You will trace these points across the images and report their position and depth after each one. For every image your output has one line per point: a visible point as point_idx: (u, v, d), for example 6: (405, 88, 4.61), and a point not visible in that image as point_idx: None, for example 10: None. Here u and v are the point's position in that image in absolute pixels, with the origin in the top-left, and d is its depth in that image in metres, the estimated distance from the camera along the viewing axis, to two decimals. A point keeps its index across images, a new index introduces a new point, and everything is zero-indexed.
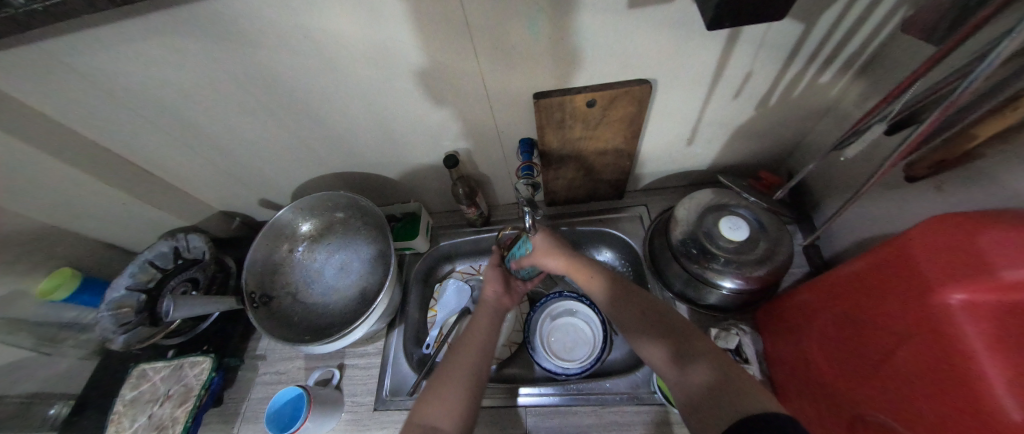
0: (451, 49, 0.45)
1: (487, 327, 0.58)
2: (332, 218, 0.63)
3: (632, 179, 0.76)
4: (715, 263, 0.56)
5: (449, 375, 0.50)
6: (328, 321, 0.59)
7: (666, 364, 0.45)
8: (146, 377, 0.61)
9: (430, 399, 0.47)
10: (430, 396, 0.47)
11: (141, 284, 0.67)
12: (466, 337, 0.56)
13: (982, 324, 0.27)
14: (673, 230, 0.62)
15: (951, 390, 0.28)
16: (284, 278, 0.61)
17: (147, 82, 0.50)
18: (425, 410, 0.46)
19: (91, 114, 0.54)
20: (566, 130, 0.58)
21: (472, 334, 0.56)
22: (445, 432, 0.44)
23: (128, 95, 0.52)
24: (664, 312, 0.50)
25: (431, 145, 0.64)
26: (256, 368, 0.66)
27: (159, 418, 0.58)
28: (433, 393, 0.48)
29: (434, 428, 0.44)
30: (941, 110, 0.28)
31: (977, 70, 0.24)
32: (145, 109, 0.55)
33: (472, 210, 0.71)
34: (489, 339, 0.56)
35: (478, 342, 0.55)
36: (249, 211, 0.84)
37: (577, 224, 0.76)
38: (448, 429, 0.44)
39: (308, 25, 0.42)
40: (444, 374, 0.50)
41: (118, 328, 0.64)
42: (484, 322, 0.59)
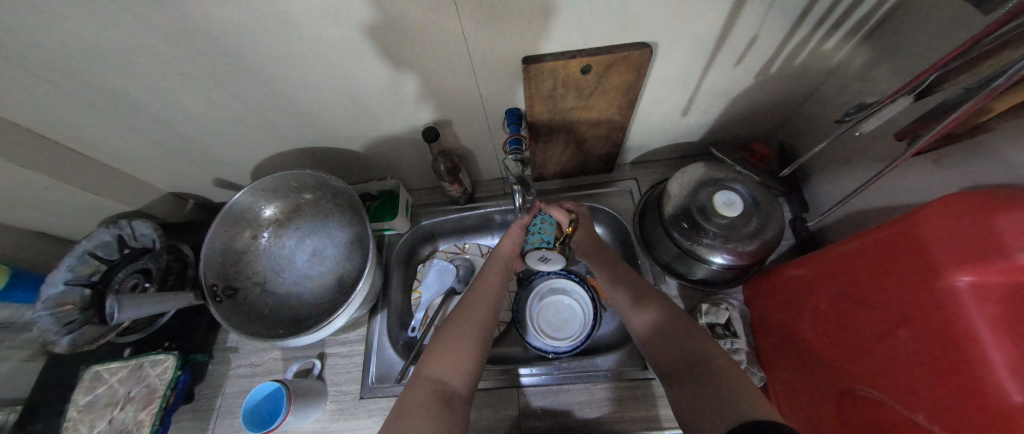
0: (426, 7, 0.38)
1: (496, 284, 0.59)
2: (299, 200, 0.57)
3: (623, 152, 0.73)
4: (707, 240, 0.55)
5: (457, 334, 0.50)
6: (304, 311, 0.54)
7: (635, 322, 0.51)
8: (102, 379, 0.56)
9: (438, 355, 0.47)
10: (438, 352, 0.48)
11: (82, 278, 0.59)
12: (469, 301, 0.56)
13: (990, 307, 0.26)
14: (665, 205, 0.60)
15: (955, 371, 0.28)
16: (249, 267, 0.55)
17: (42, 41, 0.40)
18: (435, 364, 0.46)
19: None
20: (557, 100, 0.53)
21: (478, 299, 0.56)
22: (455, 389, 0.44)
23: (22, 58, 0.42)
24: (630, 278, 0.56)
25: (408, 117, 0.57)
26: (228, 361, 0.62)
27: (121, 422, 0.53)
28: (441, 350, 0.48)
29: (442, 383, 0.44)
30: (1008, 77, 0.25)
31: None
32: (47, 76, 0.45)
33: (455, 187, 0.66)
34: (493, 304, 0.56)
35: (484, 308, 0.55)
36: (204, 193, 0.75)
37: (567, 200, 0.73)
38: (457, 386, 0.44)
39: None
40: (450, 333, 0.50)
41: (62, 328, 0.57)
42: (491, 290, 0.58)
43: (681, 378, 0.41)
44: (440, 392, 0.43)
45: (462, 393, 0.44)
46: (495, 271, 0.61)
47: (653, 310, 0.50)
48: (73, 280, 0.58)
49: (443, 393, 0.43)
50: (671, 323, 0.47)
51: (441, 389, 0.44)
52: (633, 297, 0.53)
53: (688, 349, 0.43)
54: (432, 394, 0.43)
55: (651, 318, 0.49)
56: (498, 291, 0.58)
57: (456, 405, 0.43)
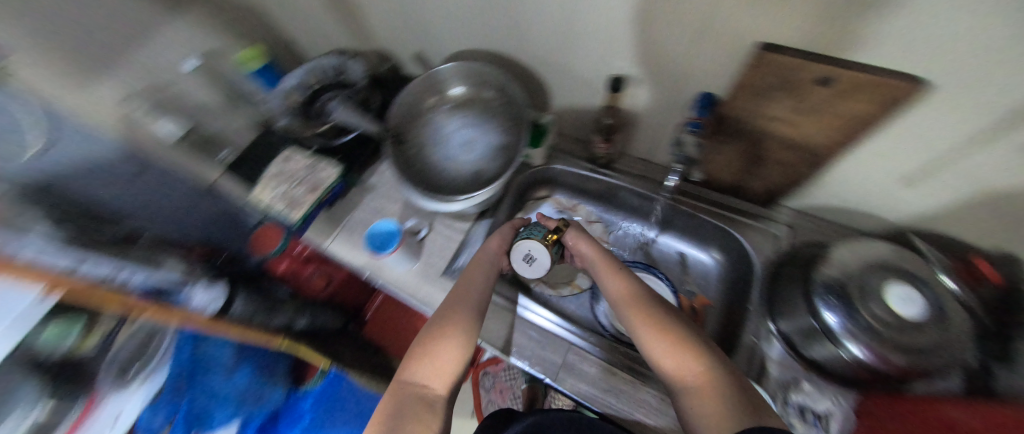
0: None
1: (480, 280, 0.57)
2: (477, 94, 0.64)
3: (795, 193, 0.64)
4: (851, 319, 0.47)
5: (439, 335, 0.49)
6: (440, 183, 0.62)
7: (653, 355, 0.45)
8: (291, 159, 0.72)
9: (417, 358, 0.48)
10: (417, 358, 0.48)
11: (308, 84, 0.77)
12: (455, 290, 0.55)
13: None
14: (822, 268, 0.53)
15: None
16: (418, 129, 0.64)
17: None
18: (412, 370, 0.47)
19: None
20: (768, 102, 0.48)
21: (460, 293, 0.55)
22: (435, 393, 0.46)
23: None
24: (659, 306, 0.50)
25: (602, 61, 0.58)
26: (363, 195, 0.76)
27: (291, 195, 0.69)
28: (421, 354, 0.48)
29: (424, 386, 0.46)
30: None
31: None
32: None
33: (603, 146, 0.67)
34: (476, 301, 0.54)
35: (466, 305, 0.53)
36: (399, 62, 0.88)
37: (700, 211, 0.68)
38: (436, 389, 0.46)
39: None
40: (431, 333, 0.50)
41: (284, 111, 0.76)
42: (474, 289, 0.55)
43: (696, 398, 0.40)
44: (421, 397, 0.45)
45: (443, 395, 0.46)
46: (477, 271, 0.58)
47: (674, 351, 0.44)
48: (303, 82, 0.76)
49: (422, 399, 0.45)
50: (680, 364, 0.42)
51: (421, 394, 0.45)
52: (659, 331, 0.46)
53: (714, 393, 0.39)
54: (414, 397, 0.45)
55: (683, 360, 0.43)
56: (482, 288, 0.56)
57: (437, 406, 0.45)
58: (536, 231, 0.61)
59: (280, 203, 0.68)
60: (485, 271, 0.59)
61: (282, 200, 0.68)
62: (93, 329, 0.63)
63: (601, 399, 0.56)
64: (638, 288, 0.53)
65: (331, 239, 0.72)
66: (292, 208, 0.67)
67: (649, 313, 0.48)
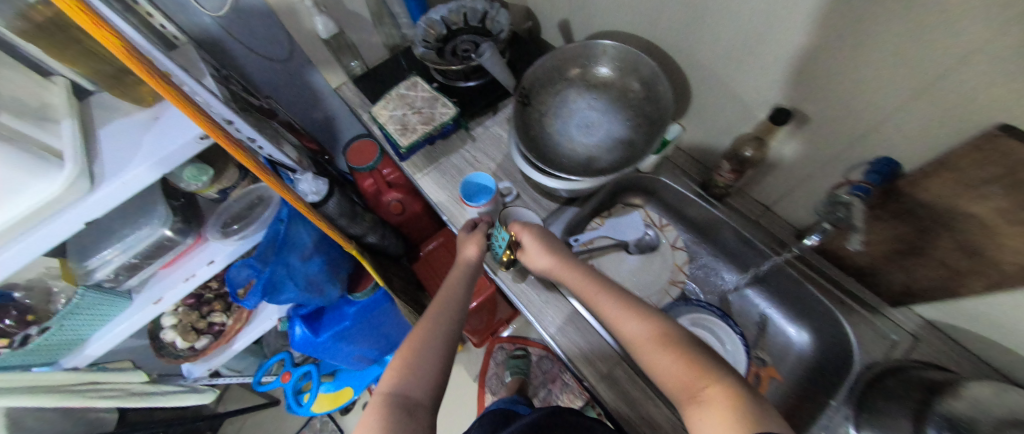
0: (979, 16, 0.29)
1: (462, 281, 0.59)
2: (618, 80, 0.60)
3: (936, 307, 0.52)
4: None
5: (418, 344, 0.49)
6: (548, 154, 0.60)
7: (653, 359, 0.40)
8: (414, 87, 0.75)
9: (400, 365, 0.47)
10: (398, 368, 0.47)
11: (451, 22, 0.78)
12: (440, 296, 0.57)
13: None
14: (952, 402, 0.40)
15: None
16: (545, 96, 0.63)
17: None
18: (394, 379, 0.46)
19: None
20: (977, 193, 0.36)
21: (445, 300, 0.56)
22: (417, 400, 0.44)
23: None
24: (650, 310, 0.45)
25: (774, 87, 0.50)
26: (465, 142, 0.78)
27: (404, 120, 0.72)
28: (402, 360, 0.48)
29: (404, 394, 0.44)
30: None
31: None
32: None
33: (727, 177, 0.61)
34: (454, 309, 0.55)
35: (446, 310, 0.54)
36: (540, 23, 0.84)
37: (809, 281, 0.60)
38: (419, 396, 0.45)
39: None
40: (414, 341, 0.50)
41: (423, 42, 0.77)
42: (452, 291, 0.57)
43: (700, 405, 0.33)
44: (401, 403, 0.43)
45: (424, 401, 0.45)
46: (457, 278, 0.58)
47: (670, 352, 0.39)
48: (447, 19, 0.78)
49: (405, 406, 0.43)
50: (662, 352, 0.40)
51: (403, 401, 0.44)
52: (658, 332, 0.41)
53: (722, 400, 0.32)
54: (394, 406, 0.43)
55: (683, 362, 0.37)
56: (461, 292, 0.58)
57: (420, 414, 0.44)
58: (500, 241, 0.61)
59: (394, 124, 0.72)
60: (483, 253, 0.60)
61: (396, 122, 0.72)
62: (218, 180, 0.69)
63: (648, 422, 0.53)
64: (626, 296, 0.48)
65: (423, 173, 0.75)
66: (403, 132, 0.71)
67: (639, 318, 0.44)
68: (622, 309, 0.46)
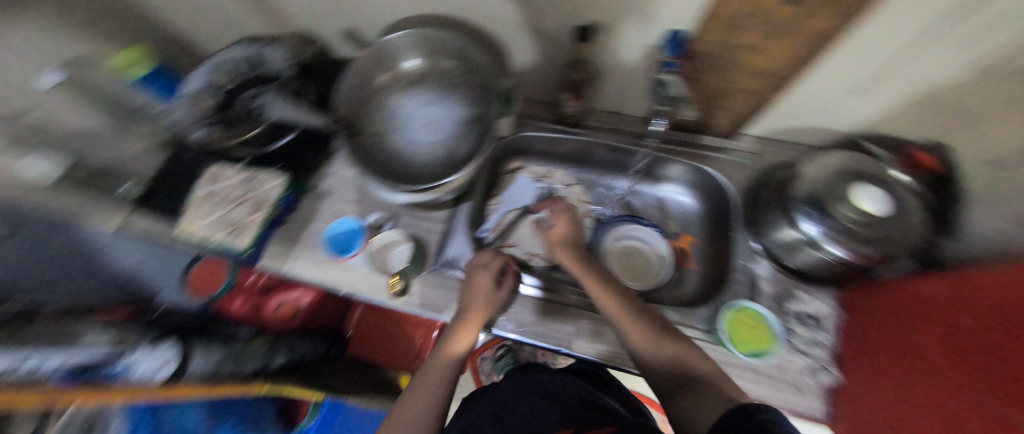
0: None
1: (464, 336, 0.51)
2: (430, 65, 0.56)
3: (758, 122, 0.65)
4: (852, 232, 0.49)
5: (419, 393, 0.44)
6: (409, 171, 0.55)
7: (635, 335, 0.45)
8: (220, 177, 0.62)
9: (401, 416, 0.42)
10: (407, 405, 0.43)
11: (218, 85, 0.63)
12: (427, 364, 0.48)
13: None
14: (795, 188, 0.56)
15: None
16: (369, 115, 0.56)
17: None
18: (402, 421, 0.41)
19: None
20: (736, 30, 0.47)
21: (442, 358, 0.48)
22: None
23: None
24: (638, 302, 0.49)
25: (564, 10, 0.52)
26: (320, 202, 0.66)
27: (230, 218, 0.59)
28: (411, 401, 0.43)
29: None
30: None
31: None
32: None
33: (574, 104, 0.64)
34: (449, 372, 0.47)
35: (449, 359, 0.48)
36: (325, 43, 0.75)
37: (672, 153, 0.70)
38: None
39: None
40: (414, 392, 0.44)
41: (196, 122, 0.61)
42: (443, 364, 0.47)
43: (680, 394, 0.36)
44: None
45: None
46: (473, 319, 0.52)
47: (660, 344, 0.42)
48: (212, 84, 0.62)
49: None
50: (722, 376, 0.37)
51: None
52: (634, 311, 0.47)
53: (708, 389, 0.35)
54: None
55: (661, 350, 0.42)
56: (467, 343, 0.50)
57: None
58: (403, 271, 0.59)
59: (220, 230, 0.58)
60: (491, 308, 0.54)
61: (221, 227, 0.58)
62: None
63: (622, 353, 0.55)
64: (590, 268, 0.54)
65: (293, 260, 0.62)
66: (236, 233, 0.57)
67: (614, 298, 0.49)
68: (608, 288, 0.50)
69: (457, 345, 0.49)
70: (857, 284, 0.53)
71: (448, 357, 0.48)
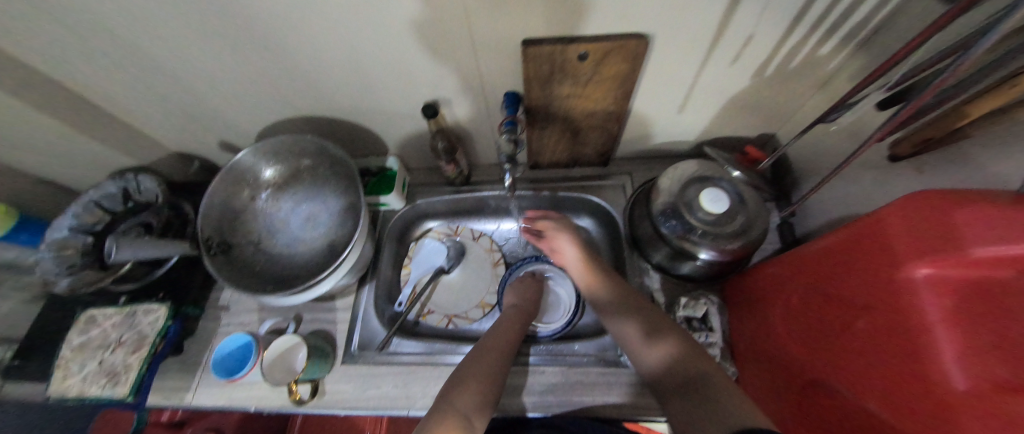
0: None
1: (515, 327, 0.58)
2: (298, 166, 0.59)
3: (617, 146, 0.73)
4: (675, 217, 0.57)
5: (482, 368, 0.49)
6: (293, 272, 0.56)
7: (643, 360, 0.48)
8: (95, 322, 0.59)
9: (470, 389, 0.46)
10: (465, 384, 0.46)
11: (86, 226, 0.61)
12: (483, 347, 0.53)
13: (951, 330, 0.27)
14: (655, 200, 0.61)
15: (907, 390, 0.29)
16: (246, 226, 0.57)
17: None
18: (463, 397, 0.45)
19: (23, 33, 0.47)
20: (554, 86, 0.54)
21: (496, 341, 0.54)
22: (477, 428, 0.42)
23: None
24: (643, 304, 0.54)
25: (410, 92, 0.58)
26: (218, 319, 0.64)
27: (111, 364, 0.56)
28: (470, 381, 0.47)
29: (467, 422, 0.42)
30: (920, 100, 0.29)
31: (957, 64, 0.25)
32: (85, 33, 0.48)
33: (451, 168, 0.68)
34: (508, 353, 0.53)
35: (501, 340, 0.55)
36: (209, 156, 0.77)
37: (559, 189, 0.75)
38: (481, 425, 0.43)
39: None
40: (477, 365, 0.49)
41: (63, 270, 0.59)
42: (502, 348, 0.53)
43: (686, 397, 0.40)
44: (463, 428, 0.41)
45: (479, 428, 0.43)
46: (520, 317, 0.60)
47: (665, 346, 0.46)
48: (78, 227, 0.61)
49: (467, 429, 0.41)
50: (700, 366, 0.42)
51: (465, 425, 0.42)
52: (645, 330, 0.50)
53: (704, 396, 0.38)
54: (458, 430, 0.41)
55: (659, 359, 0.46)
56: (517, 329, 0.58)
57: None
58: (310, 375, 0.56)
59: (98, 380, 0.54)
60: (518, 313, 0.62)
61: (99, 376, 0.55)
62: None
63: (539, 401, 0.56)
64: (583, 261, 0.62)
65: (192, 390, 0.58)
66: (116, 380, 0.54)
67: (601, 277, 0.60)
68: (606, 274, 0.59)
69: (508, 333, 0.56)
70: (727, 280, 0.61)
71: (504, 338, 0.55)
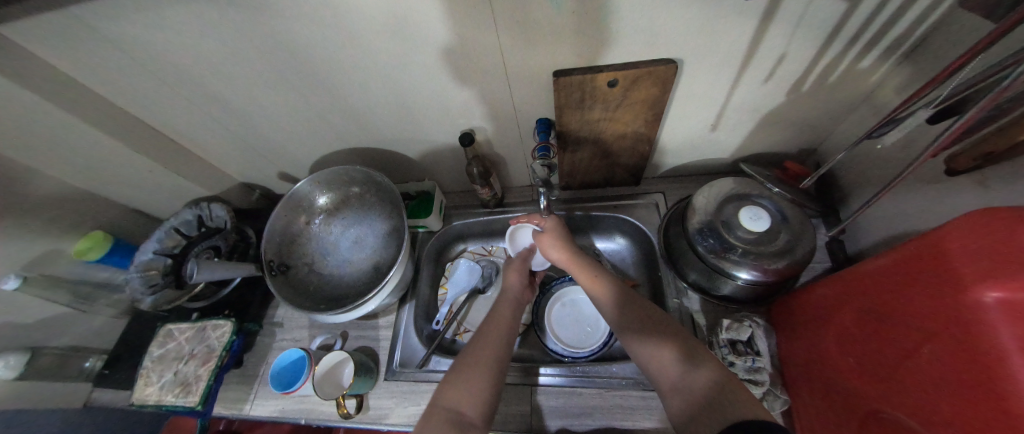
0: (486, 31, 0.45)
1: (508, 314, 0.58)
2: (348, 193, 0.64)
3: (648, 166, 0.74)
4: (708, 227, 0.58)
5: (474, 362, 0.49)
6: (343, 292, 0.60)
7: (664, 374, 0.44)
8: (172, 336, 0.65)
9: (456, 383, 0.46)
10: (455, 380, 0.47)
11: (167, 249, 0.70)
12: (475, 343, 0.52)
13: None
14: (690, 218, 0.61)
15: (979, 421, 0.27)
16: (301, 249, 0.62)
17: (164, 45, 0.49)
18: (450, 394, 0.45)
19: (133, 87, 0.57)
20: (585, 111, 0.56)
21: (489, 333, 0.54)
22: (469, 418, 0.43)
23: (144, 56, 0.51)
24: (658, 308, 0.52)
25: (448, 122, 0.63)
26: (273, 335, 0.69)
27: (184, 375, 0.62)
28: (458, 377, 0.47)
29: (458, 413, 0.43)
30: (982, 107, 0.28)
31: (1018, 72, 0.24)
32: (180, 85, 0.57)
33: (486, 191, 0.71)
34: (502, 345, 0.52)
35: (500, 327, 0.55)
36: (268, 184, 0.86)
37: (590, 209, 0.76)
38: (471, 415, 0.43)
39: (338, 6, 0.42)
40: (469, 359, 0.49)
41: (147, 289, 0.67)
42: (495, 339, 0.53)
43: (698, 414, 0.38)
44: (455, 423, 0.42)
45: (476, 421, 0.43)
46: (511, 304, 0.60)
47: (702, 369, 0.42)
48: (161, 250, 0.69)
49: (458, 424, 0.42)
50: (719, 371, 0.41)
51: (456, 419, 0.43)
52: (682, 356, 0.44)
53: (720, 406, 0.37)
54: (447, 424, 0.42)
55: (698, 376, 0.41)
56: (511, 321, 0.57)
57: None
58: (357, 390, 0.59)
59: (173, 389, 0.60)
60: (512, 307, 0.60)
61: (174, 385, 0.61)
62: None
63: (578, 424, 0.56)
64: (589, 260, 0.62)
65: (251, 400, 0.63)
66: (187, 390, 0.60)
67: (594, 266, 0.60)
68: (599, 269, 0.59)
69: (498, 325, 0.55)
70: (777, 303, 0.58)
71: (495, 329, 0.54)
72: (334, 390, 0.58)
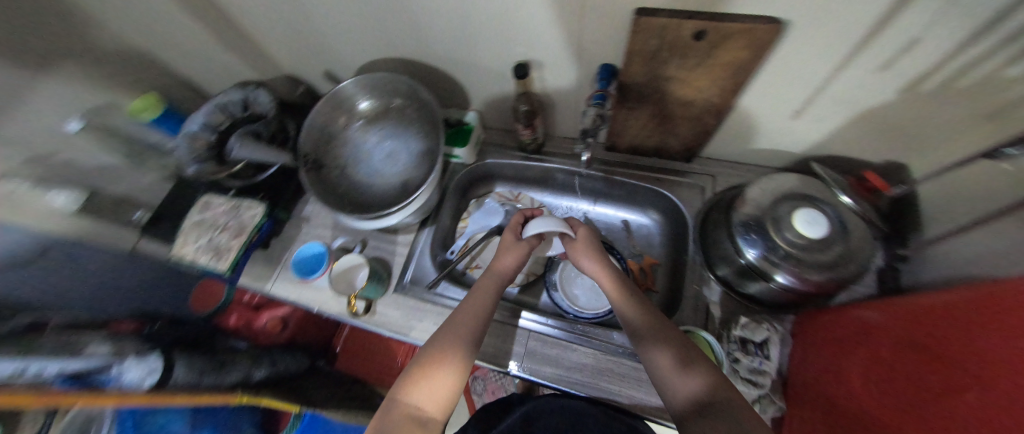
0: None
1: (486, 303, 0.55)
2: (389, 103, 0.63)
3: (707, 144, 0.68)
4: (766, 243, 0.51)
5: (439, 357, 0.47)
6: (368, 200, 0.61)
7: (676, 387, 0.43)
8: (210, 206, 0.70)
9: (421, 376, 0.46)
10: (419, 373, 0.46)
11: (214, 125, 0.72)
12: (444, 331, 0.51)
13: None
14: (739, 209, 0.57)
15: None
16: (336, 150, 0.63)
17: None
18: (413, 387, 0.45)
19: None
20: (657, 64, 0.50)
21: (458, 325, 0.51)
22: (427, 415, 0.44)
23: None
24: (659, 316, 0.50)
25: (503, 50, 0.58)
26: (301, 226, 0.73)
27: (216, 243, 0.66)
28: (420, 373, 0.46)
29: (417, 410, 0.44)
30: None
31: None
32: None
33: (527, 133, 0.67)
34: (467, 342, 0.50)
35: (470, 317, 0.52)
36: (313, 81, 0.85)
37: (629, 177, 0.72)
38: (432, 413, 0.44)
39: None
40: (435, 351, 0.48)
41: (191, 158, 0.70)
42: (464, 333, 0.50)
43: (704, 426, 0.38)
44: (416, 419, 0.43)
45: (435, 419, 0.44)
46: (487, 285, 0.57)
47: (699, 376, 0.42)
48: (208, 124, 0.71)
49: (417, 420, 0.43)
50: (721, 384, 0.40)
51: (416, 415, 0.43)
52: (680, 360, 0.44)
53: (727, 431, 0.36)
54: (406, 420, 0.43)
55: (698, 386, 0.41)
56: (484, 311, 0.54)
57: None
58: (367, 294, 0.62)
59: (207, 253, 0.65)
60: (491, 293, 0.56)
61: (208, 250, 0.65)
62: None
63: (565, 376, 0.58)
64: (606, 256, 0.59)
65: (272, 281, 0.68)
66: (219, 256, 0.64)
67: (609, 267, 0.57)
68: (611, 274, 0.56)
69: (467, 320, 0.52)
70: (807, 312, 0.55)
71: (465, 319, 0.52)
72: (347, 287, 0.63)
